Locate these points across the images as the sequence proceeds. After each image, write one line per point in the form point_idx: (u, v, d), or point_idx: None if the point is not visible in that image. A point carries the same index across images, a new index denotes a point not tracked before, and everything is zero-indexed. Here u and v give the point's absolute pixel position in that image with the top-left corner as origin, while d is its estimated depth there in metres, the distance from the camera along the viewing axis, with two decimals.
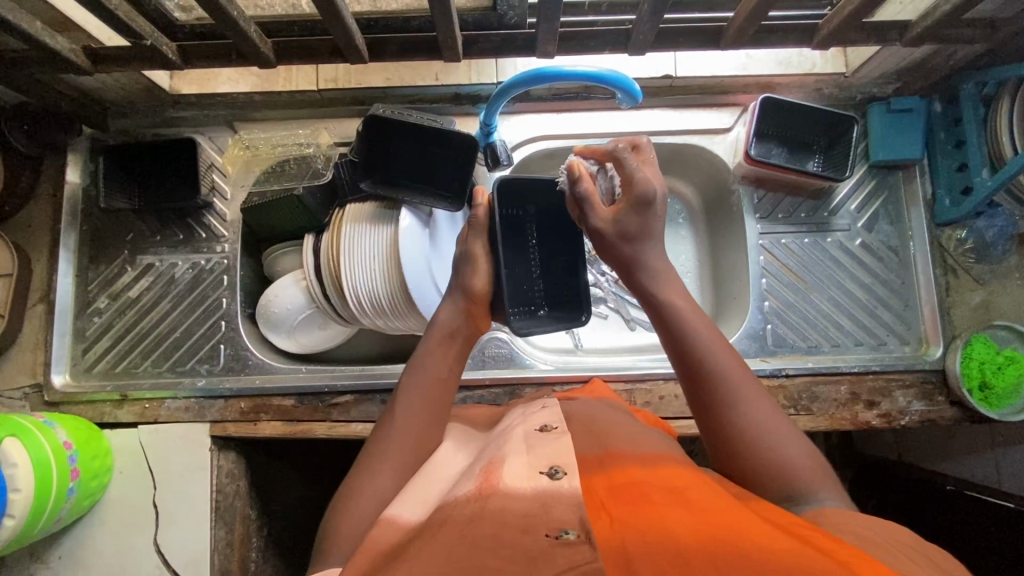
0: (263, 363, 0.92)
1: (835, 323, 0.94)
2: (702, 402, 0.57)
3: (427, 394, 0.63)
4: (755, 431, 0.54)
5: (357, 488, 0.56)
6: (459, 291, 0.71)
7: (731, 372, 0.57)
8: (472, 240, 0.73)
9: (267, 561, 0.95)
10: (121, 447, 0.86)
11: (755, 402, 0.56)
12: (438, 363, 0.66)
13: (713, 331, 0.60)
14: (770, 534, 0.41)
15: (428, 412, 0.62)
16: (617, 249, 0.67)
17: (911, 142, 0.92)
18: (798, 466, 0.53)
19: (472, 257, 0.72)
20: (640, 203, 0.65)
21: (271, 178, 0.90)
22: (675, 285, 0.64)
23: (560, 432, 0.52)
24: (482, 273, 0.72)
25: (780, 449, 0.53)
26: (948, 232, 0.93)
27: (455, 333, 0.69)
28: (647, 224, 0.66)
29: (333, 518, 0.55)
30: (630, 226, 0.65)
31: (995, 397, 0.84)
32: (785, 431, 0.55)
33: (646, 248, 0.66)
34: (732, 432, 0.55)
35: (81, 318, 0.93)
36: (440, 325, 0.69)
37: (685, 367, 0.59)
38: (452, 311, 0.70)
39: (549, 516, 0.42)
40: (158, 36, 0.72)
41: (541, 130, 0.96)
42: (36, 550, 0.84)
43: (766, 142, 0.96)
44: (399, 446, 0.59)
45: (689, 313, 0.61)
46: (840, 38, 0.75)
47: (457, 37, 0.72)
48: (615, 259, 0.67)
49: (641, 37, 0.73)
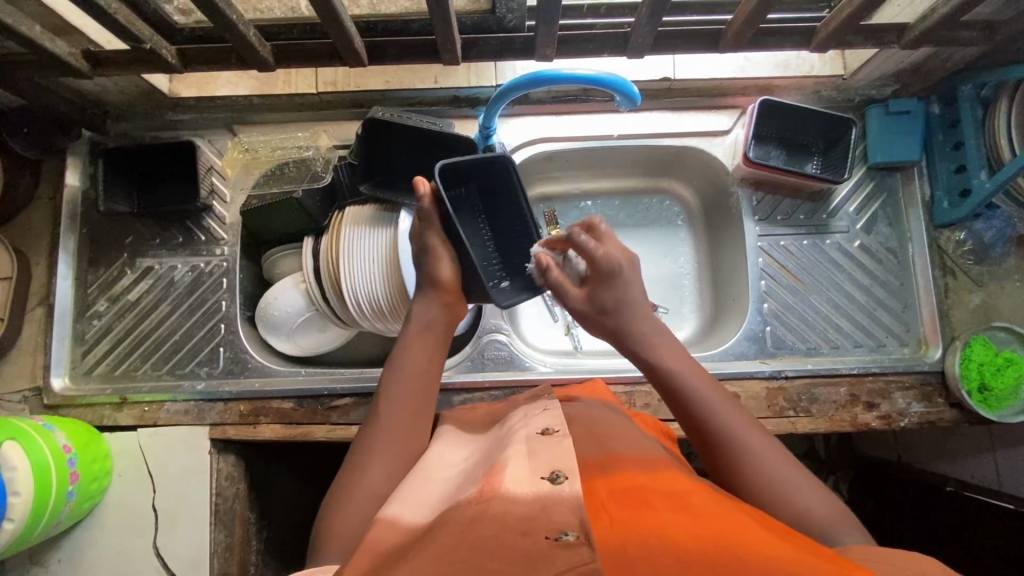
0: (262, 366, 0.92)
1: (834, 325, 0.94)
2: (709, 450, 0.58)
3: (409, 390, 0.62)
4: (763, 472, 0.55)
5: (349, 484, 0.57)
6: (427, 285, 0.68)
7: (731, 420, 0.58)
8: (427, 234, 0.68)
9: (267, 564, 0.95)
10: (120, 451, 0.86)
11: (760, 445, 0.56)
12: (416, 358, 0.64)
13: (712, 386, 0.60)
14: (771, 542, 0.41)
15: (413, 408, 0.62)
16: (600, 321, 0.65)
17: (910, 144, 0.92)
18: (810, 503, 0.54)
19: (429, 251, 0.68)
20: (608, 279, 0.64)
21: (270, 181, 0.92)
22: (667, 344, 0.63)
23: (562, 435, 0.52)
24: (448, 263, 0.68)
25: (790, 489, 0.54)
26: (947, 234, 0.93)
27: (429, 326, 0.66)
28: (620, 295, 0.64)
29: (327, 515, 0.56)
30: (606, 302, 0.64)
31: (994, 399, 0.84)
32: (795, 476, 0.55)
33: (627, 317, 0.64)
34: (743, 478, 0.55)
35: (80, 321, 0.92)
36: (414, 321, 0.66)
37: (690, 424, 0.59)
38: (425, 305, 0.68)
39: (548, 519, 0.42)
40: (157, 40, 0.72)
41: (539, 133, 0.96)
42: (35, 554, 0.84)
43: (765, 145, 0.96)
44: (388, 443, 0.59)
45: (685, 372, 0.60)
46: (838, 40, 0.75)
47: (456, 40, 0.73)
48: (603, 331, 0.66)
49: (639, 40, 0.73)
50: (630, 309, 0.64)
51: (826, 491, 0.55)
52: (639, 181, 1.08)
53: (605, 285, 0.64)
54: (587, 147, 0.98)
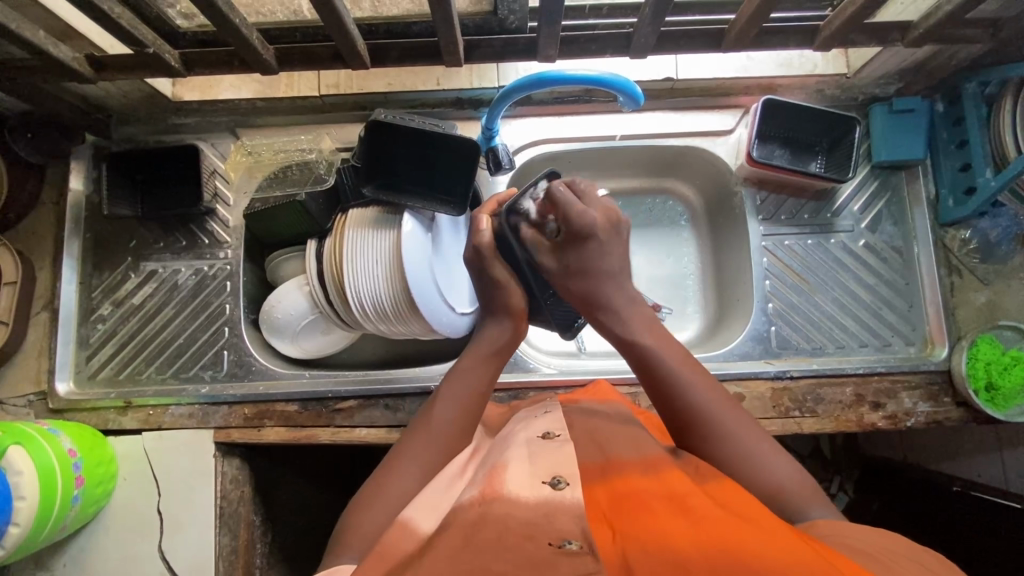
0: (266, 370, 0.91)
1: (839, 324, 0.93)
2: (681, 426, 0.58)
3: (465, 406, 0.63)
4: (739, 451, 0.56)
5: (381, 486, 0.56)
6: (503, 313, 0.68)
7: (707, 399, 0.58)
8: (492, 265, 0.68)
9: (271, 567, 0.95)
10: (126, 454, 0.86)
11: (726, 411, 0.58)
12: (477, 377, 0.65)
13: (687, 365, 0.60)
14: (770, 538, 0.41)
15: (464, 422, 0.62)
16: (566, 285, 0.63)
17: (915, 143, 0.92)
18: (788, 486, 0.54)
19: (498, 284, 0.68)
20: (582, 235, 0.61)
21: (272, 184, 0.90)
22: (638, 316, 0.62)
23: (560, 440, 0.52)
24: (518, 291, 0.68)
25: (757, 454, 0.56)
26: (952, 233, 0.93)
27: (500, 351, 0.67)
28: (588, 258, 0.62)
29: (352, 514, 0.55)
30: (581, 259, 0.62)
31: (1001, 398, 0.84)
32: (770, 452, 0.56)
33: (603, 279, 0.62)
34: (711, 443, 0.57)
35: (85, 325, 0.93)
36: (485, 342, 0.67)
37: (664, 404, 0.59)
38: (498, 331, 0.68)
39: (551, 526, 0.42)
40: (160, 44, 0.72)
41: (542, 134, 0.96)
42: (41, 558, 0.84)
43: (768, 144, 0.95)
44: (429, 448, 0.59)
45: (657, 344, 0.60)
46: (841, 39, 0.75)
47: (458, 42, 0.73)
48: (571, 297, 0.64)
49: (642, 40, 0.73)
50: (602, 274, 0.62)
51: (795, 463, 0.57)
52: (641, 181, 1.08)
53: (573, 244, 0.62)
54: (590, 147, 0.98)
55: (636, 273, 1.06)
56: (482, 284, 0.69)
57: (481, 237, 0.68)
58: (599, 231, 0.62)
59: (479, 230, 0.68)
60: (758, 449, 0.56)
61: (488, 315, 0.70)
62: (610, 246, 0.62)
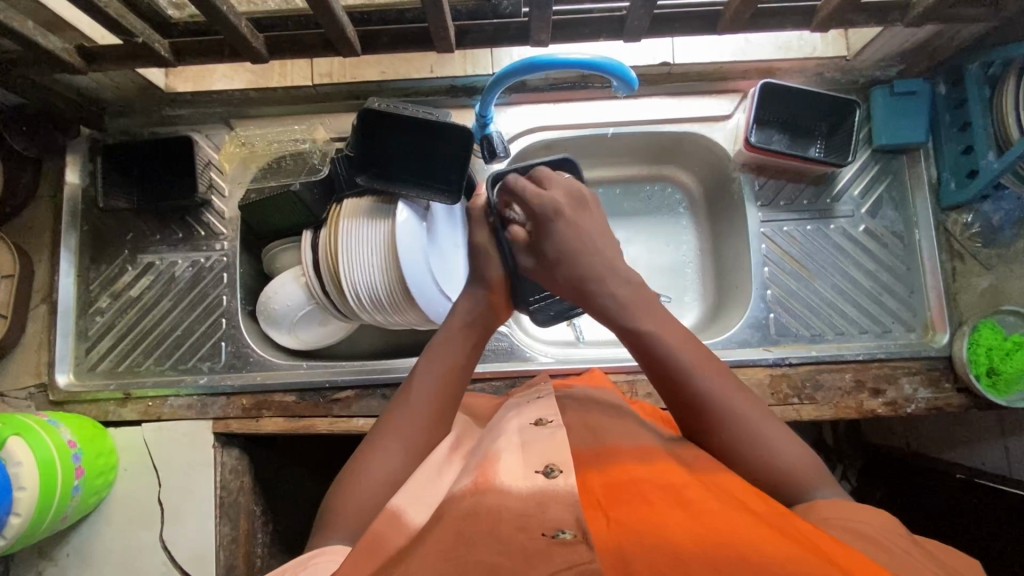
0: (264, 360, 0.91)
1: (839, 311, 0.92)
2: (685, 411, 0.57)
3: (445, 384, 0.63)
4: (747, 434, 0.55)
5: (366, 465, 0.56)
6: (477, 284, 0.70)
7: (712, 386, 0.56)
8: (477, 232, 0.73)
9: (273, 555, 0.95)
10: (126, 445, 0.87)
11: (733, 395, 0.56)
12: (448, 351, 0.65)
13: (691, 347, 0.58)
14: (767, 535, 0.40)
15: (445, 398, 0.62)
16: (552, 277, 0.66)
17: (916, 126, 0.91)
18: (802, 471, 0.53)
19: (477, 248, 0.72)
20: (542, 218, 0.66)
21: (266, 174, 0.90)
22: (640, 302, 0.61)
23: (553, 427, 0.52)
24: (497, 262, 0.71)
25: (761, 437, 0.55)
26: (953, 217, 0.92)
27: (470, 323, 0.68)
28: (562, 238, 0.65)
29: (336, 492, 0.56)
30: (548, 253, 0.65)
31: (1002, 383, 0.83)
32: (780, 435, 0.55)
33: (575, 262, 0.64)
34: (718, 428, 0.55)
35: (84, 317, 0.93)
36: (457, 316, 0.68)
37: (666, 389, 0.58)
38: (471, 303, 0.69)
39: (544, 514, 0.42)
40: (149, 33, 0.72)
41: (538, 121, 0.95)
42: (44, 548, 0.85)
43: (766, 129, 0.95)
44: (404, 428, 0.59)
45: (658, 330, 0.58)
46: (839, 20, 0.73)
47: (448, 27, 0.71)
48: (561, 288, 0.65)
49: (635, 23, 0.72)
50: (583, 250, 0.64)
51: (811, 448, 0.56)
52: (640, 169, 1.07)
53: (546, 234, 0.65)
54: (586, 134, 0.97)
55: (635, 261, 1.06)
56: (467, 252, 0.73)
57: (476, 201, 0.75)
58: (561, 209, 0.66)
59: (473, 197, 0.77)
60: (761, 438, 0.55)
61: (467, 286, 0.72)
62: (581, 223, 0.65)
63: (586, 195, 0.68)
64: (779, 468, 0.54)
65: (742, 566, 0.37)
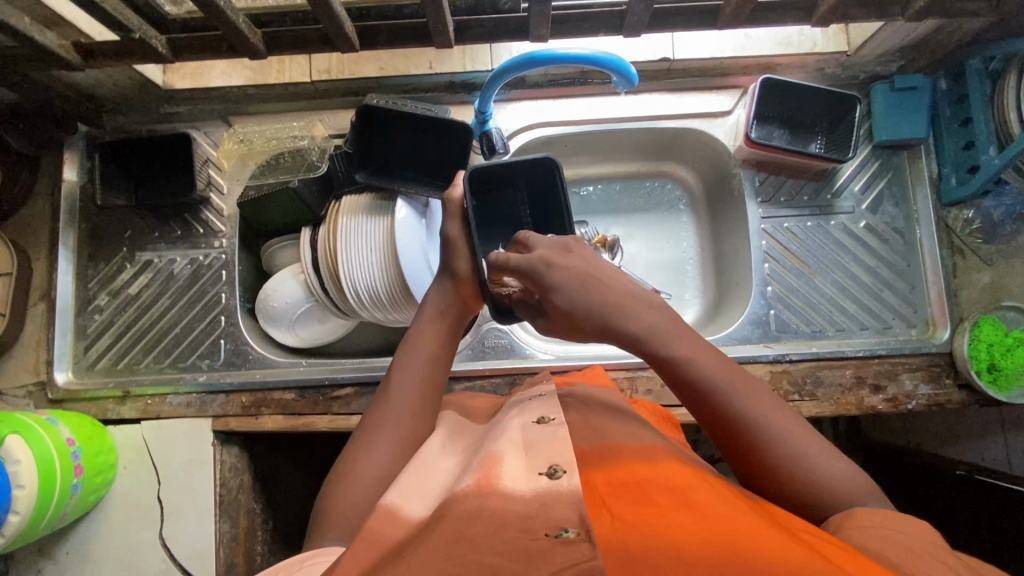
0: (263, 358, 0.91)
1: (840, 307, 0.92)
2: (725, 432, 0.56)
3: (426, 374, 0.63)
4: (789, 452, 0.54)
5: (356, 463, 0.57)
6: (446, 274, 0.71)
7: (751, 408, 0.55)
8: (448, 224, 0.72)
9: (272, 553, 0.95)
10: (125, 444, 0.87)
11: (771, 414, 0.55)
12: (427, 342, 0.66)
13: (725, 368, 0.57)
14: (776, 539, 0.41)
15: (425, 390, 0.62)
16: (572, 325, 0.63)
17: (917, 121, 0.90)
18: (832, 480, 0.53)
19: (449, 242, 0.71)
20: (534, 274, 0.64)
21: (265, 171, 0.89)
22: (671, 328, 0.59)
23: (557, 425, 0.52)
24: (466, 255, 0.70)
25: (804, 453, 0.54)
26: (955, 213, 0.91)
27: (444, 312, 0.69)
28: (564, 289, 0.62)
29: (332, 489, 0.55)
30: (564, 305, 0.62)
31: (1003, 379, 0.83)
32: (822, 449, 0.54)
33: (589, 304, 0.61)
34: (760, 448, 0.54)
35: (82, 315, 0.93)
36: (430, 307, 0.69)
37: (705, 412, 0.56)
38: (440, 293, 0.70)
39: (546, 516, 0.42)
40: (146, 28, 0.71)
41: (538, 117, 0.94)
42: (43, 546, 0.85)
43: (767, 125, 0.94)
44: (396, 422, 0.59)
45: (691, 355, 0.57)
46: (840, 14, 0.73)
47: (447, 22, 0.71)
48: (586, 333, 0.63)
49: (635, 18, 0.72)
50: (593, 292, 0.61)
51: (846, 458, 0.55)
52: (639, 165, 1.07)
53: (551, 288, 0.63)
54: (586, 130, 0.96)
55: (635, 257, 1.06)
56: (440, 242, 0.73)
57: (452, 193, 0.72)
58: (547, 260, 0.64)
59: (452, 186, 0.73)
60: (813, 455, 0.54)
61: (439, 274, 0.72)
62: (572, 269, 0.63)
63: (568, 237, 0.67)
64: (800, 477, 0.53)
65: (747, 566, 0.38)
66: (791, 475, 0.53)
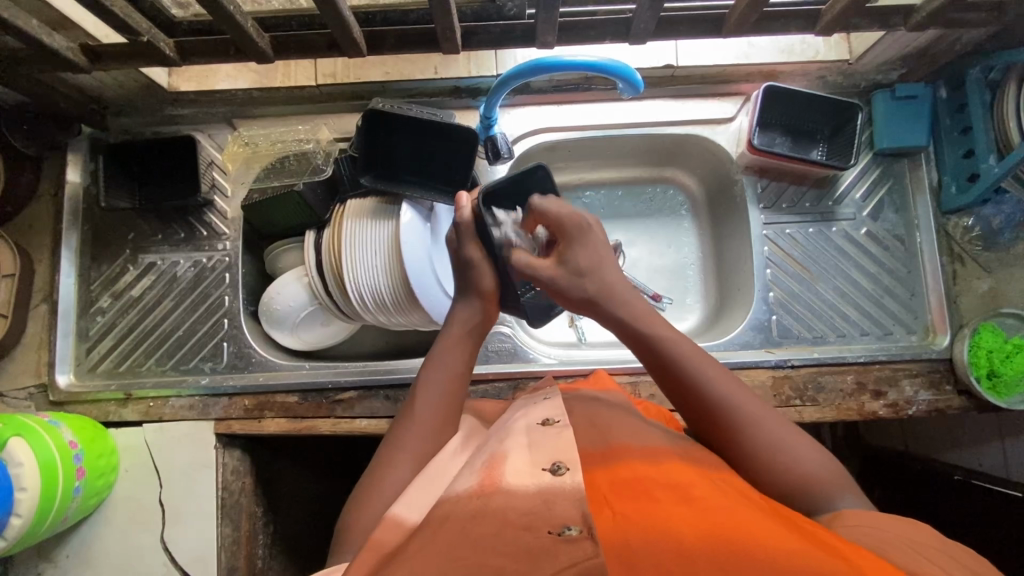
0: (265, 361, 0.91)
1: (841, 313, 0.93)
2: (704, 416, 0.58)
3: (444, 389, 0.64)
4: (763, 440, 0.55)
5: (369, 474, 0.57)
6: (470, 293, 0.69)
7: (728, 392, 0.57)
8: (467, 246, 0.69)
9: (273, 558, 0.95)
10: (126, 446, 0.86)
11: (746, 398, 0.57)
12: (453, 359, 0.66)
13: (703, 354, 0.59)
14: (779, 535, 0.41)
15: (447, 404, 0.63)
16: (573, 289, 0.63)
17: (916, 130, 0.91)
18: (830, 475, 0.54)
19: (469, 263, 0.69)
20: (576, 235, 0.64)
21: (270, 175, 0.90)
22: (651, 313, 0.62)
23: (562, 425, 0.52)
24: (488, 273, 0.69)
25: (781, 442, 0.55)
26: (954, 220, 0.92)
27: (472, 329, 0.68)
28: (590, 249, 0.64)
29: (349, 501, 0.56)
30: (580, 263, 0.63)
31: (1002, 386, 0.84)
32: (798, 439, 0.56)
33: (601, 274, 0.63)
34: (737, 433, 0.56)
35: (84, 318, 0.93)
36: (456, 324, 0.68)
37: (684, 396, 0.59)
38: (466, 309, 0.69)
39: (550, 513, 0.42)
40: (154, 32, 0.72)
41: (541, 122, 0.95)
42: (44, 549, 0.84)
43: (768, 132, 0.95)
44: (412, 434, 0.60)
45: (670, 336, 0.60)
46: (842, 24, 0.74)
47: (455, 28, 0.72)
48: (576, 301, 0.64)
49: (641, 25, 0.72)
50: (603, 263, 0.64)
51: (828, 453, 0.56)
52: (641, 171, 1.08)
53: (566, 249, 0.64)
54: (589, 136, 0.97)
55: (637, 263, 1.06)
56: (457, 263, 0.70)
57: (461, 214, 0.69)
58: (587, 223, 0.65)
59: (459, 208, 0.70)
60: (773, 432, 0.55)
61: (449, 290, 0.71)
62: (599, 238, 0.65)
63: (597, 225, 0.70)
64: (806, 475, 0.54)
65: (748, 563, 0.38)
66: (762, 457, 0.55)
